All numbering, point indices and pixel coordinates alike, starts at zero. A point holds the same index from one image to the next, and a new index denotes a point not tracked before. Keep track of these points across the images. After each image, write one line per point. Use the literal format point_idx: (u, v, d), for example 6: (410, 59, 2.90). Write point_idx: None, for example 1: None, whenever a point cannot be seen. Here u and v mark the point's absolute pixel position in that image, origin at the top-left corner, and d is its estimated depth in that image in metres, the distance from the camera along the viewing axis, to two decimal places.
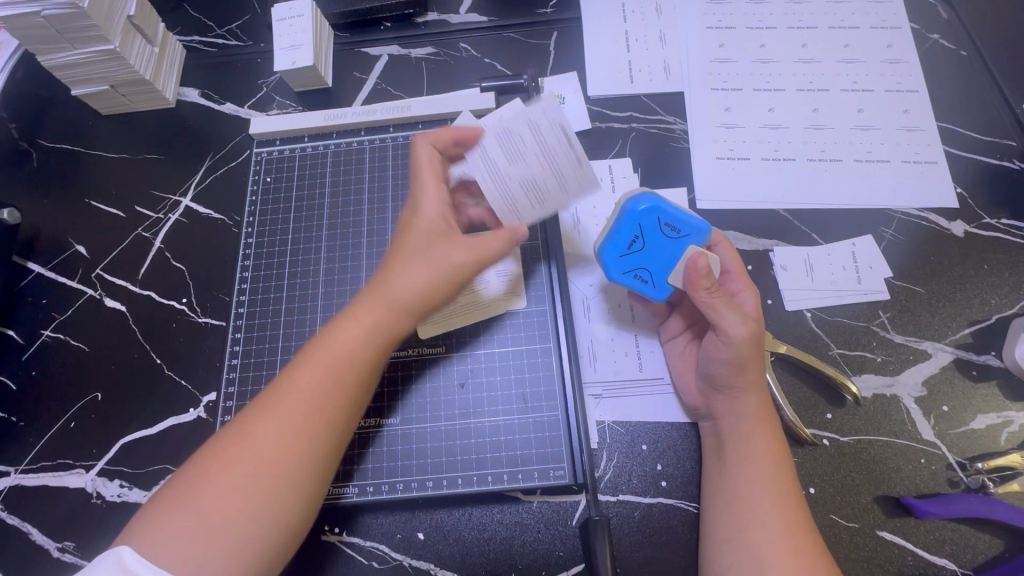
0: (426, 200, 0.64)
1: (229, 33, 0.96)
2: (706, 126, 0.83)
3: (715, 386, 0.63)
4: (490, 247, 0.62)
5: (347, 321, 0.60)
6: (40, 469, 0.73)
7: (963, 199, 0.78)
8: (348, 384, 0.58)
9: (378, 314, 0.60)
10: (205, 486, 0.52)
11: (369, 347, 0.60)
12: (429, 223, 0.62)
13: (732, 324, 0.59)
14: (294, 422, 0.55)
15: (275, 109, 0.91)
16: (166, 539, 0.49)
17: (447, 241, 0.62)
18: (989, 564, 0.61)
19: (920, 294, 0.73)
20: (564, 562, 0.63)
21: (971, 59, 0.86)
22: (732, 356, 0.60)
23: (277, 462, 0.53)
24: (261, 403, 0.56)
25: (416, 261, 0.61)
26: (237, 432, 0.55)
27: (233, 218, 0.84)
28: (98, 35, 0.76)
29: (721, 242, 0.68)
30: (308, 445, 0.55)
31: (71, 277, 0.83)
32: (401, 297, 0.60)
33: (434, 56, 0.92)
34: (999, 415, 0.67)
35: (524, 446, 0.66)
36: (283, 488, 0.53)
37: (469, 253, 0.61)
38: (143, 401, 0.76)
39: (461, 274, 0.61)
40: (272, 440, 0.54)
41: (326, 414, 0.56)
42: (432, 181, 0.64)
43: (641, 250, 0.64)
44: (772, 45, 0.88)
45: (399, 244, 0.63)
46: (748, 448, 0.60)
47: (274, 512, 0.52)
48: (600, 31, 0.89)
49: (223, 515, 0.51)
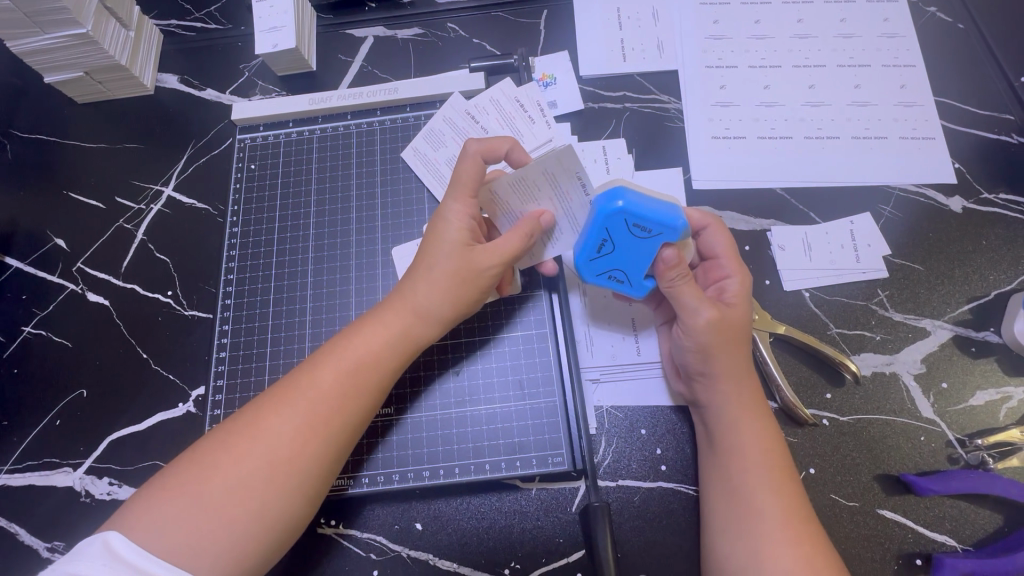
0: (452, 204, 0.60)
1: (208, 16, 0.92)
2: (701, 105, 0.82)
3: (689, 373, 0.62)
4: (510, 250, 0.59)
5: (372, 324, 0.59)
6: (27, 469, 0.71)
7: (961, 174, 0.77)
8: (369, 392, 0.57)
9: (400, 317, 0.59)
10: (212, 477, 0.50)
11: (393, 352, 0.58)
12: (457, 234, 0.59)
13: (692, 311, 0.59)
14: (311, 424, 0.53)
15: (258, 94, 0.88)
16: (161, 528, 0.48)
17: (471, 247, 0.59)
18: (989, 539, 0.61)
19: (918, 271, 0.72)
20: (564, 549, 0.63)
21: (968, 32, 0.85)
22: (697, 342, 0.60)
23: (290, 463, 0.52)
24: (277, 398, 0.55)
25: (441, 270, 0.59)
26: (248, 425, 0.53)
27: (218, 207, 0.82)
28: (69, 18, 0.72)
29: (710, 226, 0.65)
30: (322, 449, 0.53)
31: (51, 271, 0.80)
32: (425, 304, 0.59)
33: (421, 37, 0.89)
34: (998, 390, 0.67)
35: (522, 433, 0.65)
36: (293, 487, 0.52)
37: (492, 260, 0.59)
38: (131, 396, 0.74)
39: (479, 282, 0.59)
40: (286, 439, 0.52)
41: (345, 417, 0.55)
42: (466, 188, 0.60)
43: (612, 253, 0.61)
44: (768, 20, 0.86)
45: (425, 247, 0.61)
46: (736, 439, 0.59)
47: (279, 509, 0.51)
48: (591, 10, 0.87)
49: (227, 508, 0.49)
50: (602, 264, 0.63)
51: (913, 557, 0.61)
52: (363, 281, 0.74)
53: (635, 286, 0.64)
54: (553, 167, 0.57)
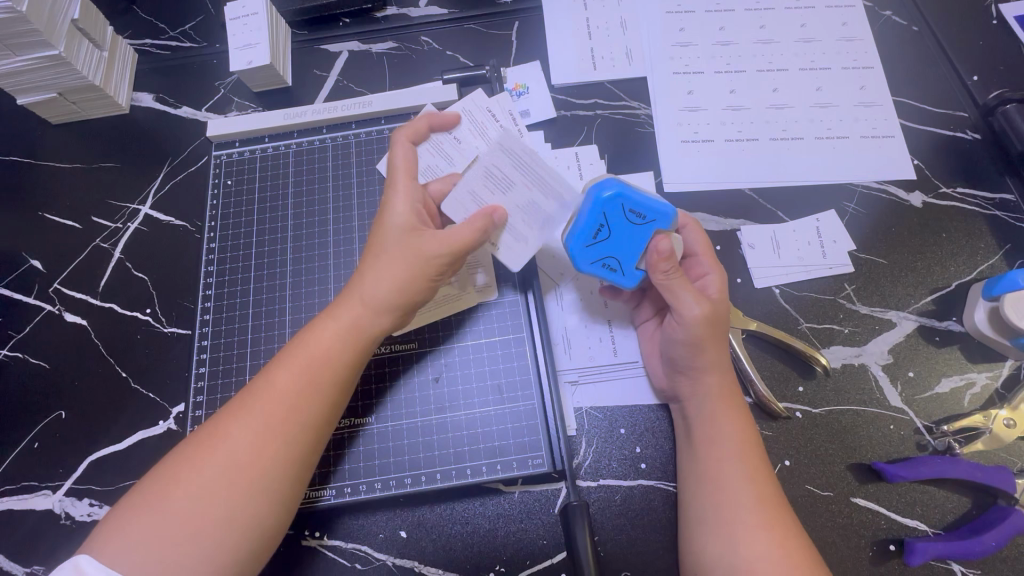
0: (398, 198, 0.63)
1: (183, 35, 0.93)
2: (670, 110, 0.84)
3: (677, 368, 0.63)
4: (459, 237, 0.59)
5: (323, 322, 0.59)
6: (4, 493, 0.70)
7: (920, 171, 0.80)
8: (327, 387, 0.57)
9: (353, 313, 0.59)
10: (173, 488, 0.51)
11: (346, 346, 0.58)
12: (399, 221, 0.62)
13: (689, 304, 0.59)
14: (268, 424, 0.54)
15: (234, 110, 0.89)
16: (129, 543, 0.48)
17: (417, 235, 0.60)
18: (958, 521, 0.63)
19: (882, 265, 0.75)
20: (547, 550, 0.64)
21: (922, 34, 0.88)
22: (692, 335, 0.60)
23: (252, 464, 0.52)
24: (235, 405, 0.55)
25: (387, 261, 0.60)
26: (209, 433, 0.54)
27: (195, 223, 0.82)
28: (40, 40, 0.73)
29: (690, 223, 0.68)
30: (282, 447, 0.53)
31: (27, 293, 0.80)
32: (374, 295, 0.59)
33: (395, 50, 0.90)
34: (962, 377, 0.69)
35: (502, 436, 0.66)
36: (254, 489, 0.52)
37: (441, 246, 0.59)
38: (111, 416, 0.73)
39: (427, 267, 0.60)
40: (243, 442, 0.53)
41: (301, 415, 0.55)
42: (414, 182, 0.64)
43: (607, 239, 0.62)
44: (732, 27, 0.88)
45: (374, 246, 0.62)
46: (713, 428, 0.60)
47: (244, 514, 0.51)
48: (562, 20, 0.89)
49: (191, 517, 0.49)
50: (596, 251, 0.63)
51: (886, 543, 0.63)
52: (342, 292, 0.75)
53: (627, 275, 0.63)
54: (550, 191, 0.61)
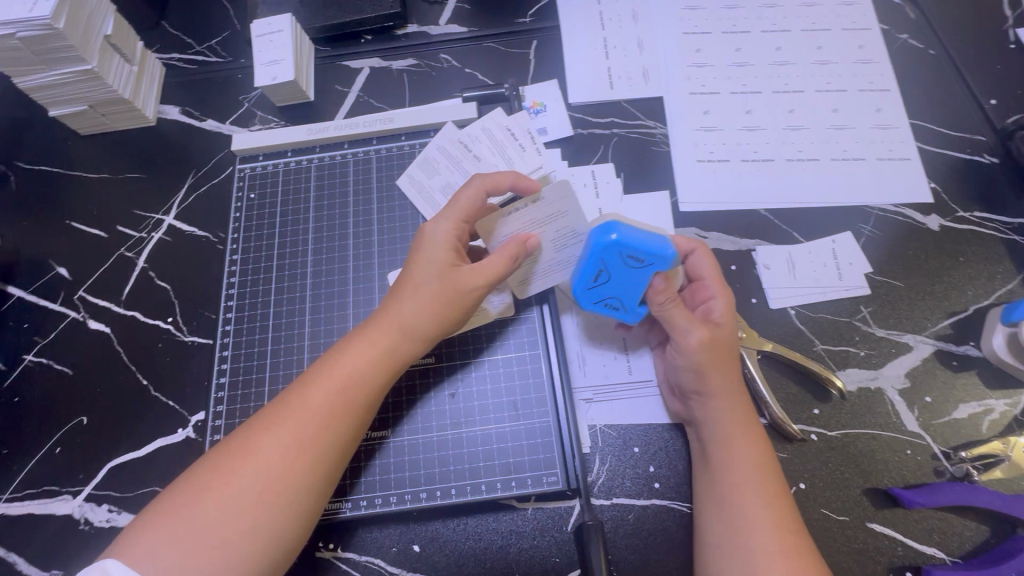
0: (439, 227, 0.62)
1: (209, 50, 0.96)
2: (685, 130, 0.85)
3: (685, 393, 0.64)
4: (493, 269, 0.60)
5: (358, 341, 0.60)
6: (26, 497, 0.72)
7: (937, 194, 0.80)
8: (358, 411, 0.58)
9: (387, 334, 0.60)
10: (201, 498, 0.51)
11: (378, 369, 0.59)
12: (438, 251, 0.61)
13: (687, 333, 0.61)
14: (301, 442, 0.55)
15: (257, 124, 0.91)
16: (156, 552, 0.49)
17: (454, 267, 0.61)
18: (977, 550, 0.62)
19: (899, 288, 0.75)
20: (560, 568, 0.64)
21: (938, 57, 0.88)
22: (691, 361, 0.62)
23: (279, 480, 0.53)
24: (266, 420, 0.56)
25: (423, 287, 0.60)
26: (239, 446, 0.55)
27: (218, 235, 0.84)
28: (75, 55, 0.75)
29: (696, 249, 0.67)
30: (312, 466, 0.54)
31: (53, 299, 0.82)
32: (410, 319, 0.60)
33: (415, 67, 0.92)
34: (980, 403, 0.69)
35: (517, 452, 0.66)
36: (282, 505, 0.53)
37: (476, 279, 0.60)
38: (131, 422, 0.75)
39: (462, 299, 0.60)
40: (274, 459, 0.54)
41: (332, 435, 0.56)
42: (457, 213, 0.63)
43: (609, 281, 0.63)
44: (749, 49, 0.89)
45: (406, 268, 0.63)
46: (730, 452, 0.60)
47: (271, 529, 0.52)
48: (579, 40, 0.91)
49: (219, 528, 0.50)
50: (598, 293, 0.65)
51: (903, 570, 0.62)
52: (360, 305, 0.76)
53: (631, 312, 0.65)
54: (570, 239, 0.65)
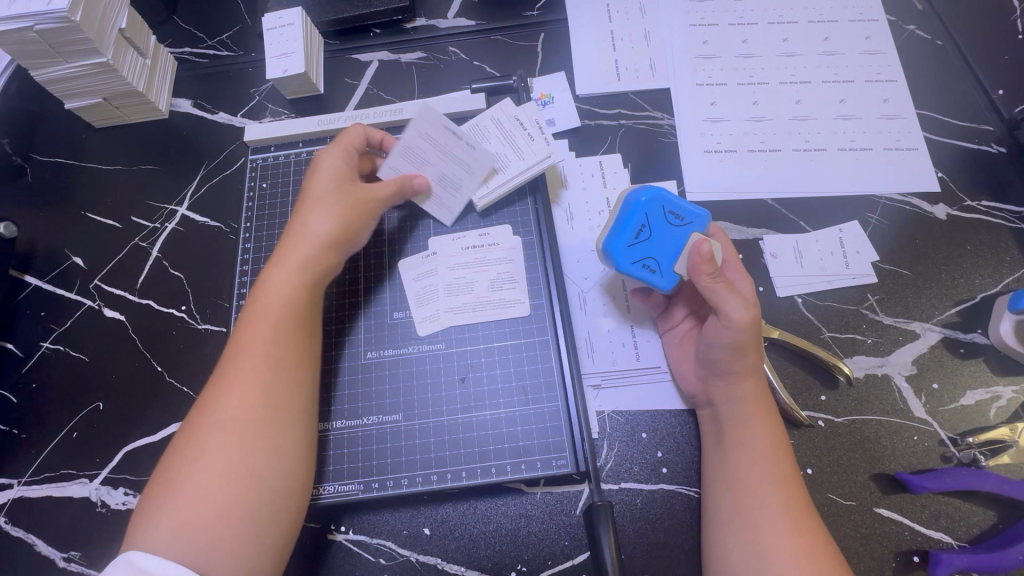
0: (324, 160, 0.70)
1: (220, 44, 0.97)
2: (692, 121, 0.85)
3: (715, 372, 0.64)
4: (385, 190, 0.69)
5: (273, 270, 0.63)
6: (44, 480, 0.73)
7: (944, 183, 0.80)
8: (291, 326, 0.61)
9: (300, 256, 0.64)
10: (182, 464, 0.53)
11: (298, 287, 0.63)
12: (325, 183, 0.68)
13: (735, 306, 0.60)
14: (250, 373, 0.57)
15: (267, 117, 0.92)
16: (157, 525, 0.50)
17: (352, 188, 0.68)
18: (983, 535, 0.63)
19: (906, 277, 0.75)
20: (569, 551, 0.64)
21: (946, 48, 0.89)
22: (732, 339, 0.61)
23: (242, 416, 0.55)
24: (216, 374, 0.58)
25: (324, 211, 0.66)
26: (202, 406, 0.57)
27: (230, 225, 0.85)
28: (91, 48, 0.77)
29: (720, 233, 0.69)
30: (267, 390, 0.57)
31: (69, 288, 0.83)
32: (320, 238, 0.65)
33: (423, 60, 0.93)
34: (988, 390, 0.69)
35: (526, 436, 0.67)
36: (253, 438, 0.55)
37: (368, 193, 0.68)
38: (146, 407, 0.76)
39: (364, 212, 0.68)
40: (231, 397, 0.56)
41: (276, 356, 0.59)
42: (341, 144, 0.71)
43: (648, 239, 0.66)
44: (756, 40, 0.90)
45: (303, 204, 0.68)
46: (745, 432, 0.61)
47: (251, 464, 0.54)
48: (586, 32, 0.91)
49: (204, 483, 0.52)
50: (637, 252, 0.66)
51: (910, 554, 0.62)
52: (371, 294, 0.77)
53: (665, 278, 0.66)
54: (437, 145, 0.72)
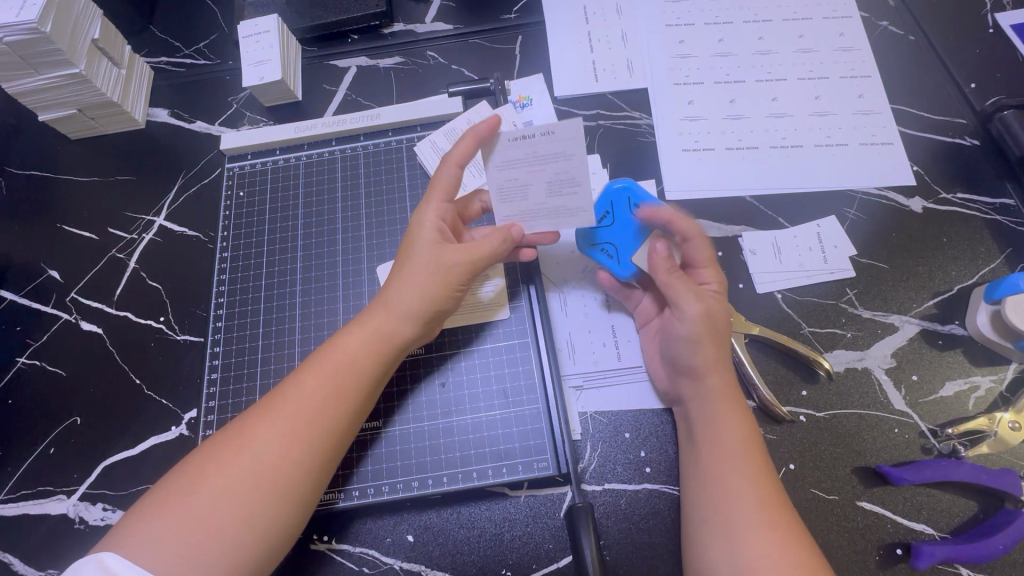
0: (426, 212, 0.64)
1: (197, 53, 0.96)
2: (670, 120, 0.86)
3: (679, 369, 0.64)
4: (482, 248, 0.62)
5: (353, 328, 0.62)
6: (20, 498, 0.72)
7: (919, 176, 0.80)
8: (352, 396, 0.58)
9: (381, 320, 0.61)
10: (199, 486, 0.52)
11: (371, 352, 0.60)
12: (429, 234, 0.63)
13: (688, 302, 0.62)
14: (296, 428, 0.55)
15: (245, 125, 0.91)
16: (149, 537, 0.49)
17: (443, 246, 0.62)
18: (965, 525, 0.63)
19: (883, 270, 0.75)
20: (553, 554, 0.64)
21: (919, 43, 0.89)
22: (692, 333, 0.62)
23: (277, 468, 0.54)
24: (264, 406, 0.57)
25: (416, 271, 0.62)
26: (238, 432, 0.55)
27: (208, 234, 0.84)
28: (62, 59, 0.76)
29: (710, 230, 0.71)
30: (308, 453, 0.55)
31: (45, 302, 0.82)
32: (398, 301, 0.61)
33: (402, 65, 0.93)
34: (966, 380, 0.69)
35: (508, 439, 0.66)
36: (277, 496, 0.53)
37: (461, 255, 0.61)
38: (125, 421, 0.75)
39: (451, 279, 0.61)
40: (270, 443, 0.54)
41: (327, 421, 0.57)
42: (439, 194, 0.65)
43: (612, 225, 0.69)
44: (731, 39, 0.90)
45: (404, 254, 0.64)
46: (717, 427, 0.61)
47: (264, 519, 0.52)
48: (564, 34, 0.91)
49: (213, 519, 0.51)
50: (599, 235, 0.70)
51: (893, 547, 0.63)
52: (350, 300, 0.77)
53: (621, 265, 0.69)
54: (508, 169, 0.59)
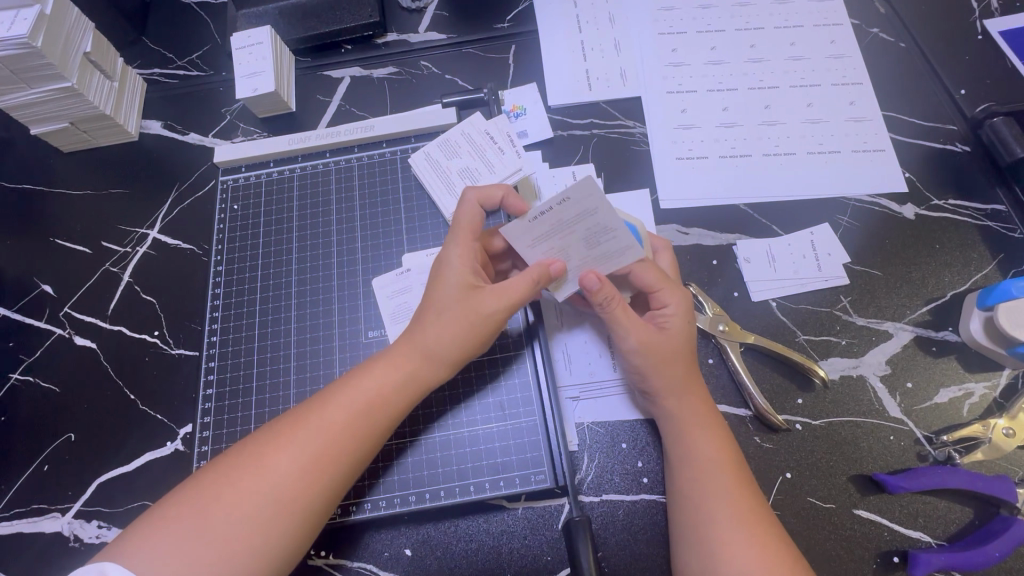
0: (454, 250, 0.64)
1: (190, 64, 0.96)
2: (663, 129, 0.86)
3: (638, 392, 0.66)
4: (518, 292, 0.61)
5: (384, 361, 0.61)
6: (14, 516, 0.71)
7: (911, 183, 0.81)
8: (377, 432, 0.58)
9: (411, 355, 0.61)
10: (215, 509, 0.52)
11: (402, 390, 0.60)
12: (459, 275, 0.63)
13: (624, 335, 0.63)
14: (320, 461, 0.55)
15: (239, 136, 0.91)
16: (162, 557, 0.49)
17: (476, 289, 0.62)
18: (961, 532, 0.63)
19: (877, 277, 0.76)
20: (552, 566, 0.64)
21: (909, 50, 0.90)
22: (635, 366, 0.64)
23: (297, 499, 0.53)
24: (287, 431, 0.56)
25: (449, 311, 0.61)
26: (257, 456, 0.55)
27: (203, 247, 0.84)
28: (54, 73, 0.75)
29: (662, 248, 0.72)
30: (329, 487, 0.55)
31: (38, 317, 0.82)
32: (432, 340, 0.61)
33: (395, 75, 0.93)
34: (961, 386, 0.70)
35: (505, 452, 0.66)
36: (293, 526, 0.53)
37: (497, 301, 0.61)
38: (120, 437, 0.74)
39: (485, 323, 0.61)
40: (292, 473, 0.54)
41: (351, 455, 0.56)
42: (467, 234, 0.65)
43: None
44: (723, 48, 0.91)
45: (432, 290, 0.63)
46: (687, 445, 0.61)
47: (278, 547, 0.52)
48: (557, 43, 0.92)
49: (228, 544, 0.50)
50: None
51: (890, 555, 0.63)
52: (346, 312, 0.76)
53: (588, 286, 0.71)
54: (541, 235, 0.61)
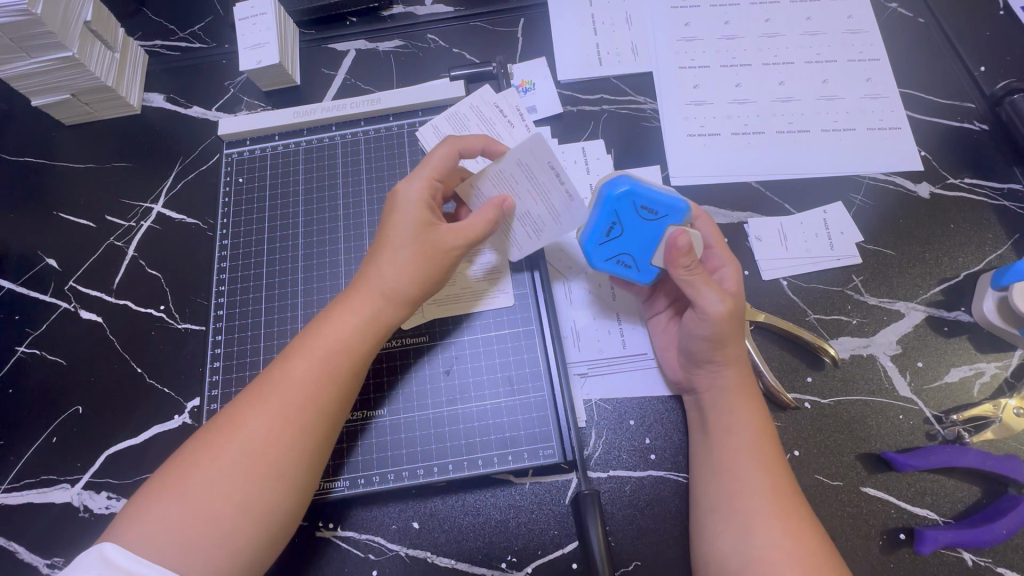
0: (413, 187, 0.63)
1: (192, 36, 0.94)
2: (676, 105, 0.84)
3: (696, 361, 0.63)
4: (476, 230, 0.62)
5: (341, 310, 0.60)
6: (25, 487, 0.72)
7: (927, 161, 0.80)
8: (340, 378, 0.58)
9: (369, 302, 0.60)
10: (194, 475, 0.52)
11: (362, 336, 0.60)
12: (415, 211, 0.62)
13: (710, 300, 0.59)
14: (286, 414, 0.55)
15: (243, 110, 0.90)
16: (151, 527, 0.49)
17: (433, 227, 0.62)
18: (968, 510, 0.64)
19: (890, 257, 0.75)
20: (558, 540, 0.64)
21: (928, 25, 0.88)
22: (713, 331, 0.60)
23: (269, 453, 0.53)
24: (253, 393, 0.56)
25: (404, 251, 0.61)
26: (228, 420, 0.55)
27: (207, 222, 0.83)
28: (55, 42, 0.74)
29: (701, 215, 0.68)
30: (300, 436, 0.55)
31: (44, 291, 0.81)
32: (391, 285, 0.60)
33: (401, 48, 0.91)
34: (972, 366, 0.69)
35: (513, 427, 0.66)
36: (270, 479, 0.53)
37: (456, 238, 0.61)
38: (127, 410, 0.75)
39: (444, 258, 0.62)
40: (261, 428, 0.54)
41: (318, 404, 0.56)
42: (428, 171, 0.64)
43: (621, 236, 0.64)
44: (737, 22, 0.89)
45: (386, 229, 0.63)
46: (730, 418, 0.61)
47: (262, 505, 0.52)
48: (567, 16, 0.89)
49: (212, 506, 0.51)
50: (610, 249, 0.65)
51: (896, 532, 0.63)
52: None
53: (641, 272, 0.66)
54: (501, 176, 0.64)
